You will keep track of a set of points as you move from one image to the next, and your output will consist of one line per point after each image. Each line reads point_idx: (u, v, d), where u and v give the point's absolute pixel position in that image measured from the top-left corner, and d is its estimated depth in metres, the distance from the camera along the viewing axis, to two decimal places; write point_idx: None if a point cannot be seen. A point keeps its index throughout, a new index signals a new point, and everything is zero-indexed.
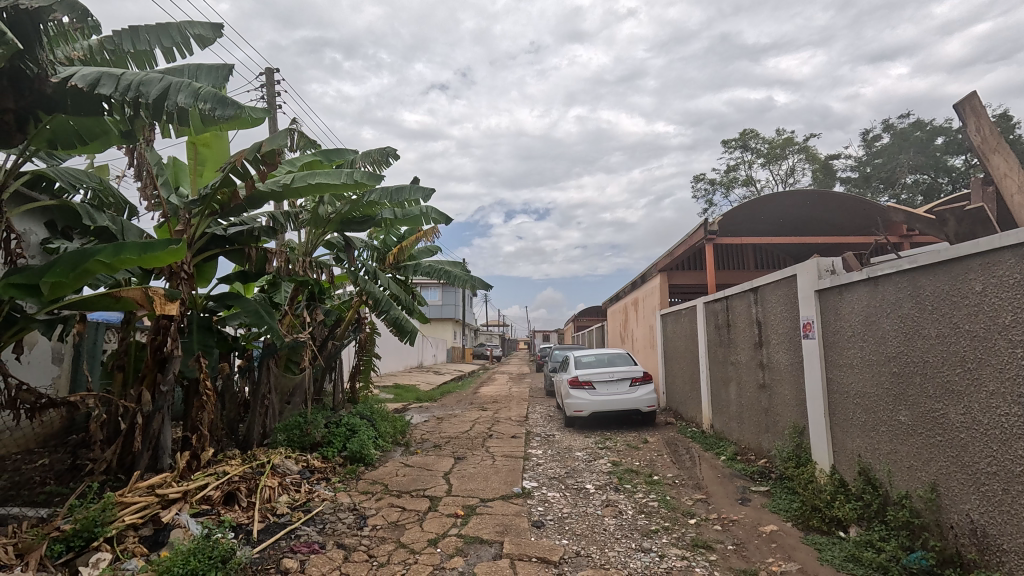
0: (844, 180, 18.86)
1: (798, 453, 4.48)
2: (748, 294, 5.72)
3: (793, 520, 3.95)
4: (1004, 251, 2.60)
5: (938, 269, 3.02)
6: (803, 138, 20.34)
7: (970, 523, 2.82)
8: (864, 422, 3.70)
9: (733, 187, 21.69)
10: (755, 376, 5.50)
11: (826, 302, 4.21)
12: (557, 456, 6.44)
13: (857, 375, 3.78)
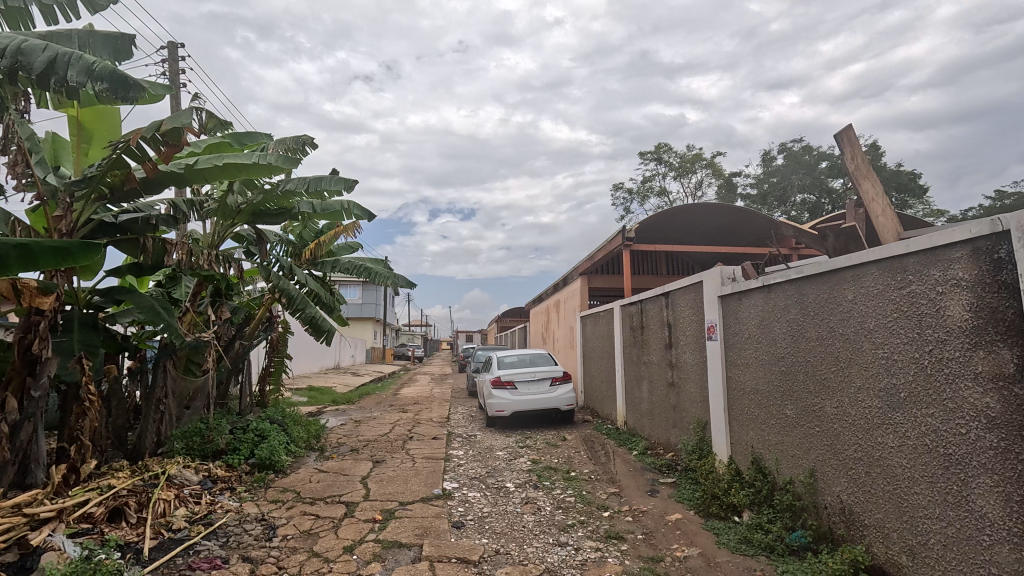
0: (744, 195, 20.61)
1: (700, 446, 4.86)
2: (660, 299, 6.10)
3: (695, 508, 4.27)
4: (870, 265, 3.00)
5: (819, 279, 3.41)
6: (710, 155, 22.01)
7: (839, 503, 3.21)
8: (756, 416, 4.09)
9: (648, 196, 22.98)
10: (664, 375, 5.89)
11: (728, 309, 4.58)
12: (478, 456, 6.47)
13: (752, 373, 4.17)
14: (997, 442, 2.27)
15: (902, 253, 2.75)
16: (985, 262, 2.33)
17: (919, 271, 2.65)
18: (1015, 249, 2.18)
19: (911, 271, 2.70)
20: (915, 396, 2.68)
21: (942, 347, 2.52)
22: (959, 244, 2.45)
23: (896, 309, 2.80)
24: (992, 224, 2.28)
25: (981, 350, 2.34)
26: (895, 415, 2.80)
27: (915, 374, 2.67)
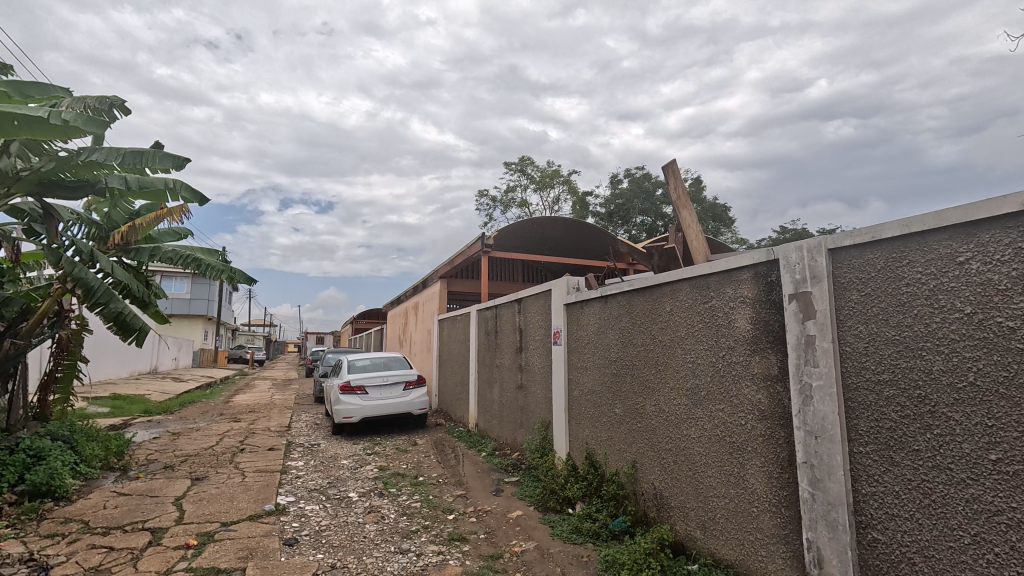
0: (594, 213, 22.53)
1: (543, 445, 5.17)
2: (514, 305, 6.37)
3: (535, 504, 4.52)
4: (683, 282, 3.49)
5: (645, 292, 3.87)
6: (567, 173, 23.67)
7: (653, 490, 3.66)
8: (591, 415, 4.48)
9: (510, 206, 23.90)
10: (514, 378, 6.15)
11: (572, 317, 4.95)
12: (320, 466, 6.07)
13: (589, 375, 4.56)
14: (765, 430, 2.80)
15: (706, 272, 3.25)
16: (762, 284, 2.86)
17: (718, 288, 3.16)
18: (782, 274, 2.72)
19: (712, 288, 3.21)
20: (711, 394, 3.18)
21: (732, 352, 3.04)
22: (745, 268, 2.97)
23: (700, 319, 3.30)
24: (767, 253, 2.81)
25: (757, 355, 2.87)
26: (696, 410, 3.29)
27: (712, 375, 3.18)
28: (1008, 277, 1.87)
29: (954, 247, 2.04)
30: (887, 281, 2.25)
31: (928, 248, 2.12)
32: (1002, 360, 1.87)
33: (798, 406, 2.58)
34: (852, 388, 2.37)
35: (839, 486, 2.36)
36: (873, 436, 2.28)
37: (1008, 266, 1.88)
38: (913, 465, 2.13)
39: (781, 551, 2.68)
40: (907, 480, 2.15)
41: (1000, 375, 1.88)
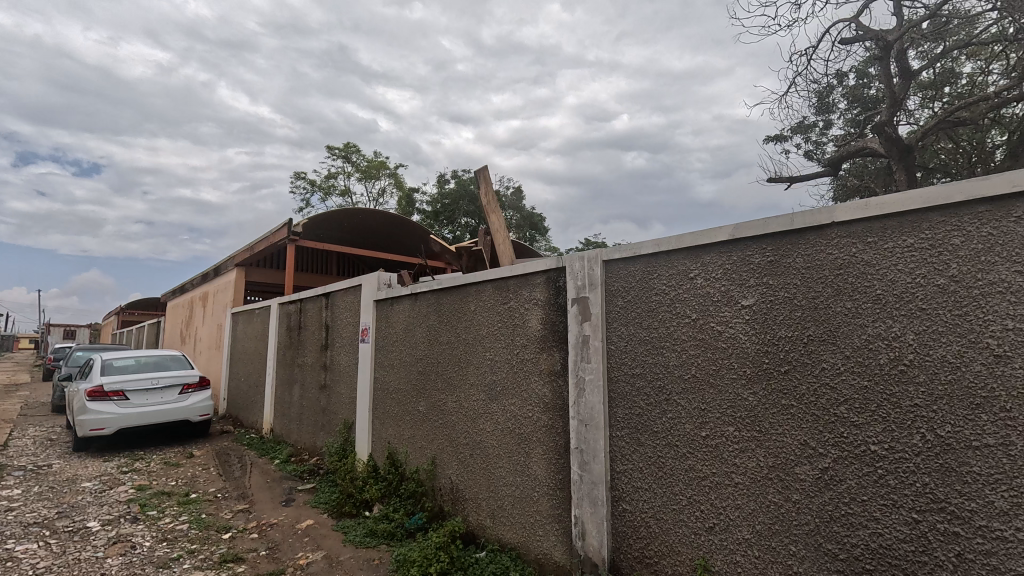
0: (420, 210, 22.39)
1: (343, 447, 4.92)
2: (320, 299, 5.95)
3: (329, 511, 4.29)
4: (487, 283, 3.71)
5: (452, 291, 4.00)
6: (394, 166, 23.08)
7: (449, 484, 3.81)
8: (394, 414, 4.43)
9: (331, 194, 22.34)
10: (316, 377, 5.74)
11: (380, 313, 4.83)
12: (47, 493, 4.82)
13: (394, 373, 4.50)
14: (548, 421, 3.17)
15: (507, 275, 3.53)
16: (552, 288, 3.23)
17: (516, 290, 3.47)
18: (568, 281, 3.11)
19: (512, 290, 3.51)
20: (506, 389, 3.46)
21: (525, 351, 3.37)
22: (540, 273, 3.33)
23: (500, 319, 3.56)
24: (558, 261, 3.19)
25: (545, 352, 3.24)
26: (492, 405, 3.55)
27: (507, 372, 3.47)
28: (718, 292, 2.46)
29: (686, 266, 2.60)
30: (642, 291, 2.77)
31: (670, 266, 2.66)
32: (712, 358, 2.45)
33: (574, 398, 2.98)
34: (615, 381, 2.84)
35: (600, 466, 2.80)
36: (627, 421, 2.76)
37: (717, 284, 2.47)
38: (653, 443, 2.64)
39: (554, 529, 3.06)
40: (648, 456, 2.66)
41: (710, 368, 2.45)
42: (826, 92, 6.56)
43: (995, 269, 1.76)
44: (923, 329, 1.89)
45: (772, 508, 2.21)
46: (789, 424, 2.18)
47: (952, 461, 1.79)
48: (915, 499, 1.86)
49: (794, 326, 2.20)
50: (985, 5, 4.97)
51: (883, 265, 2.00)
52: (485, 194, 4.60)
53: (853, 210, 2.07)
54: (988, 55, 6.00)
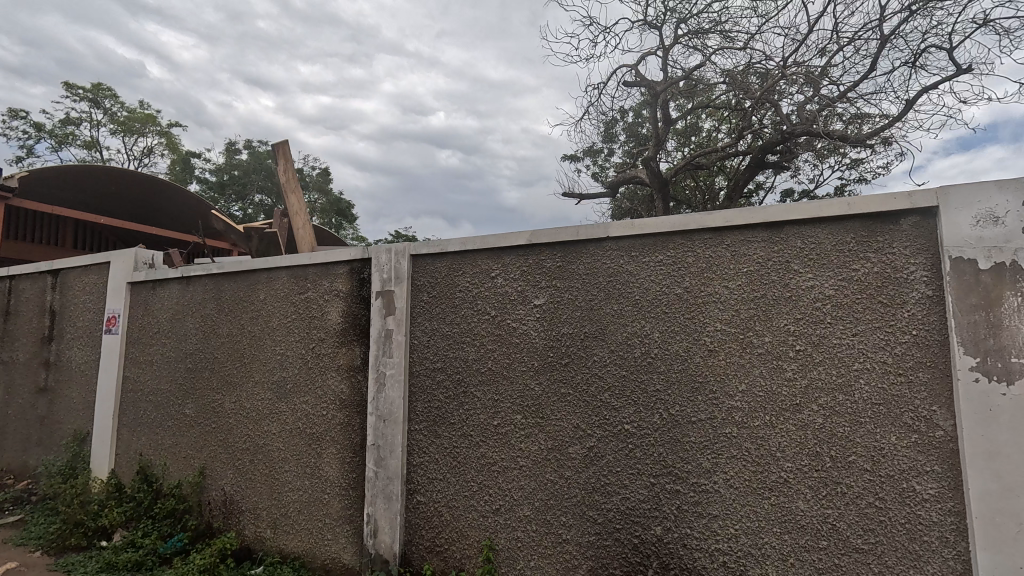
0: (201, 179, 19.12)
1: (73, 465, 3.95)
2: (44, 277, 4.63)
3: (45, 548, 3.42)
4: (281, 270, 3.36)
5: (236, 277, 3.53)
6: (167, 123, 19.25)
7: (222, 495, 3.37)
8: (151, 420, 3.73)
9: (69, 144, 17.54)
10: (33, 378, 4.46)
11: (137, 298, 3.98)
12: None
13: (153, 372, 3.78)
14: (343, 418, 3.02)
15: (305, 263, 3.25)
16: (355, 279, 3.10)
17: (315, 280, 3.23)
18: (372, 273, 3.01)
19: (310, 279, 3.25)
20: (298, 386, 3.20)
21: (321, 345, 3.16)
22: (343, 262, 3.15)
23: (295, 311, 3.27)
24: (363, 251, 3.06)
25: (343, 346, 3.08)
26: (280, 404, 3.24)
27: (300, 368, 3.21)
28: (515, 291, 2.67)
29: (488, 266, 2.75)
30: (447, 287, 2.84)
31: (475, 264, 2.78)
32: (507, 352, 2.65)
33: (373, 394, 2.90)
34: (415, 375, 2.86)
35: (396, 461, 2.78)
36: (425, 415, 2.80)
37: (514, 284, 2.68)
38: (449, 434, 2.73)
39: (344, 530, 2.94)
40: (445, 448, 2.73)
41: (504, 361, 2.65)
42: (610, 124, 7.62)
43: (712, 283, 2.28)
44: (665, 328, 2.34)
45: (549, 485, 2.49)
46: (566, 410, 2.49)
47: (677, 433, 2.27)
48: (653, 466, 2.30)
49: (574, 324, 2.52)
50: (719, 78, 6.37)
51: (643, 275, 2.42)
52: (285, 171, 4.14)
53: (624, 228, 2.45)
54: (720, 117, 7.73)
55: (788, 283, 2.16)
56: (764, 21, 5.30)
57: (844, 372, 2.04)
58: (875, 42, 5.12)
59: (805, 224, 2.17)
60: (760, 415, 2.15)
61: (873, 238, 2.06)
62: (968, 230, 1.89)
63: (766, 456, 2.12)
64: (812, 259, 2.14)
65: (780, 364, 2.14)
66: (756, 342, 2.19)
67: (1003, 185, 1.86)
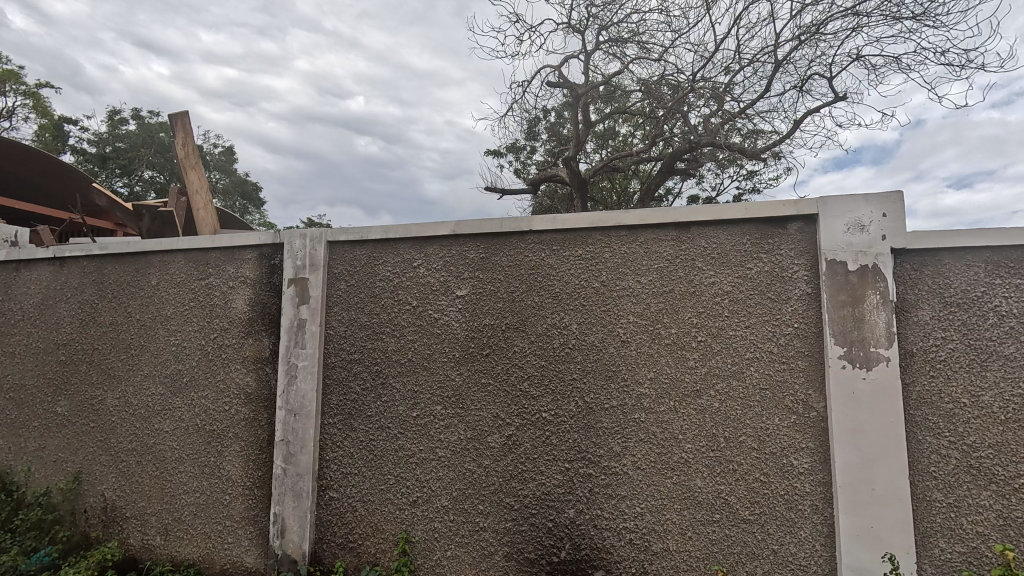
0: (77, 150, 16.85)
1: None
2: None
3: None
4: (178, 253, 3.07)
5: (123, 260, 3.17)
6: (33, 82, 16.72)
7: (102, 502, 3.04)
8: (13, 421, 3.27)
9: None
10: None
11: None
12: None
13: (15, 365, 3.30)
14: (248, 414, 2.83)
15: (207, 247, 3.00)
16: (265, 266, 2.91)
17: (218, 266, 2.99)
18: (285, 259, 2.84)
19: (212, 264, 3.01)
20: (196, 380, 2.95)
21: (224, 336, 2.93)
22: (251, 248, 2.95)
23: (194, 298, 3.01)
24: (274, 236, 2.88)
25: (250, 337, 2.88)
26: (174, 400, 2.97)
27: (198, 360, 2.96)
28: (437, 282, 2.65)
29: (410, 255, 2.70)
30: (366, 275, 2.76)
31: (396, 253, 2.72)
32: (428, 343, 2.62)
33: (283, 387, 2.74)
34: (330, 367, 2.74)
35: (308, 457, 2.65)
36: (340, 408, 2.70)
37: (437, 274, 2.66)
38: (365, 427, 2.66)
39: (248, 532, 2.77)
40: (360, 441, 2.66)
41: (425, 352, 2.62)
42: (533, 122, 7.76)
43: (626, 278, 2.41)
44: (583, 320, 2.44)
45: (468, 475, 2.51)
46: (485, 400, 2.51)
47: (591, 420, 2.38)
48: (568, 452, 2.39)
49: (496, 316, 2.55)
50: (636, 86, 6.70)
51: (563, 268, 2.50)
52: (185, 146, 3.78)
53: (546, 222, 2.52)
54: (635, 122, 8.13)
55: (692, 279, 2.34)
56: (678, 35, 5.65)
57: (738, 360, 2.26)
58: (771, 65, 5.64)
59: (708, 226, 2.36)
60: (666, 401, 2.31)
61: (765, 240, 2.29)
62: (841, 236, 2.16)
63: (670, 439, 2.29)
64: (714, 258, 2.33)
65: (684, 354, 2.31)
66: (664, 334, 2.34)
67: (868, 198, 2.15)
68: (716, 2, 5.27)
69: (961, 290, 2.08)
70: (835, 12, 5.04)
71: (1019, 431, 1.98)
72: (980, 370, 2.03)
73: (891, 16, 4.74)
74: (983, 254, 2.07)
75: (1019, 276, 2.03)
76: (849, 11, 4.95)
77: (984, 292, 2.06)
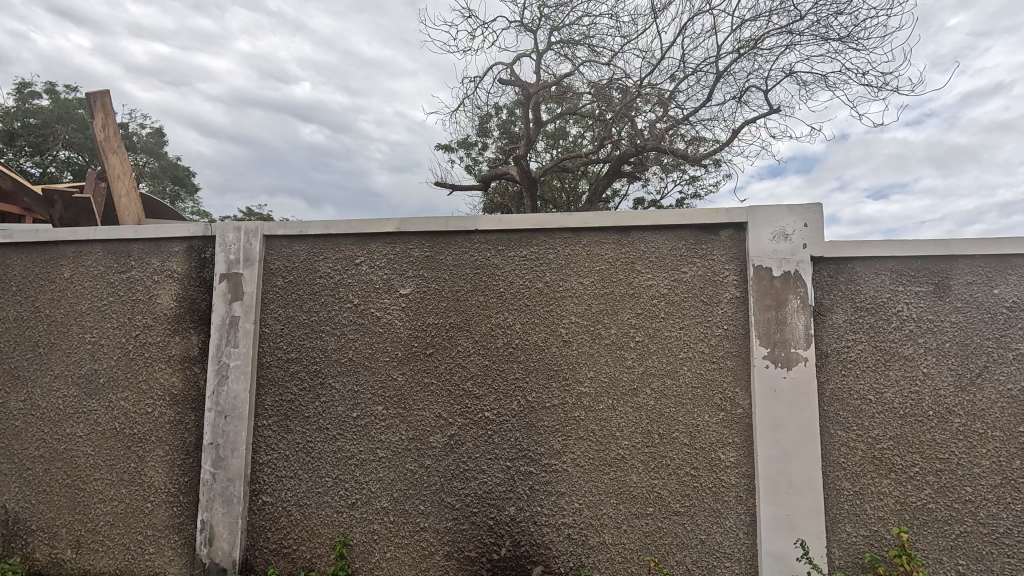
0: None
1: None
2: None
3: None
4: (95, 244, 2.85)
5: (31, 250, 2.90)
6: None
7: (4, 514, 2.77)
8: None
9: None
10: None
11: None
12: None
13: None
14: (173, 416, 2.67)
15: (129, 237, 2.80)
16: (194, 260, 2.75)
17: (141, 258, 2.80)
18: (216, 253, 2.69)
19: (134, 257, 2.80)
20: (115, 381, 2.75)
21: (147, 333, 2.75)
22: (179, 240, 2.77)
23: (113, 292, 2.80)
24: (205, 229, 2.73)
25: (177, 336, 2.72)
26: (89, 402, 2.76)
27: (117, 358, 2.76)
28: (380, 280, 2.60)
29: (352, 252, 2.64)
30: (305, 272, 2.66)
31: (338, 249, 2.64)
32: (370, 341, 2.57)
33: (212, 387, 2.60)
34: (265, 366, 2.63)
35: (240, 461, 2.54)
36: (276, 409, 2.60)
37: (380, 272, 2.61)
38: (302, 429, 2.57)
39: (172, 541, 2.61)
40: (296, 443, 2.57)
41: (366, 352, 2.57)
42: (484, 118, 7.74)
43: (569, 279, 2.46)
44: (526, 320, 2.47)
45: (409, 475, 2.48)
46: (428, 400, 2.49)
47: (533, 419, 2.42)
48: (509, 451, 2.42)
49: (440, 315, 2.53)
50: (586, 88, 6.82)
51: (507, 268, 2.52)
52: (105, 128, 3.51)
53: (492, 222, 2.52)
54: (585, 124, 8.29)
55: (632, 282, 2.42)
56: (626, 41, 5.80)
57: (673, 360, 2.36)
58: (712, 76, 5.91)
59: (648, 230, 2.44)
60: (604, 399, 2.38)
61: (700, 246, 2.40)
62: (768, 244, 2.30)
63: (607, 436, 2.36)
64: (652, 261, 2.42)
65: (622, 354, 2.39)
66: (604, 334, 2.41)
67: (792, 208, 2.30)
68: (662, 12, 5.46)
69: (870, 296, 2.27)
70: (771, 29, 5.34)
71: (916, 424, 2.19)
72: (884, 369, 2.23)
73: (820, 36, 5.07)
74: (889, 263, 2.27)
75: (919, 283, 2.24)
76: (783, 29, 5.26)
77: (889, 298, 2.25)
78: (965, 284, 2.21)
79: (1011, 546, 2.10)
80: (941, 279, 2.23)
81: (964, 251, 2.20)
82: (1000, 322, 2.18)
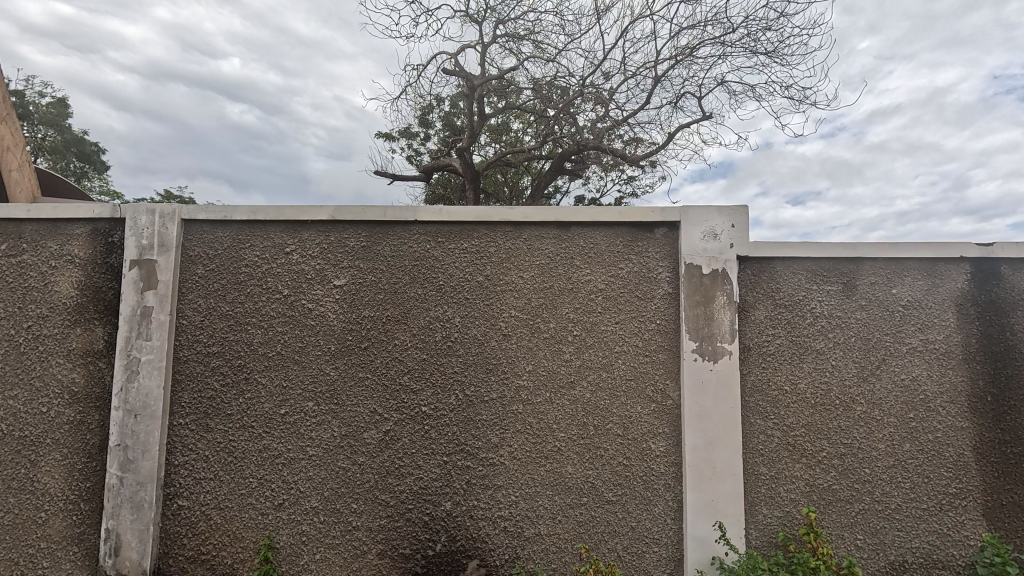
0: None
1: None
2: None
3: None
4: None
5: None
6: None
7: None
8: None
9: None
10: None
11: None
12: None
13: None
14: (73, 416, 2.42)
15: (20, 218, 2.49)
16: (101, 244, 2.50)
17: (36, 241, 2.50)
18: (127, 237, 2.46)
19: (26, 239, 2.50)
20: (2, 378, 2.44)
21: (42, 324, 2.46)
22: (82, 222, 2.51)
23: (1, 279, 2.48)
24: (112, 210, 2.48)
25: (79, 327, 2.46)
26: None
27: (5, 353, 2.45)
28: (312, 270, 2.48)
29: (282, 240, 2.49)
30: (229, 260, 2.49)
31: (265, 237, 2.49)
32: (300, 334, 2.44)
33: (120, 384, 2.38)
34: (182, 361, 2.44)
35: (152, 463, 2.34)
36: (193, 407, 2.42)
37: (312, 262, 2.48)
38: (223, 427, 2.41)
39: (71, 553, 2.37)
40: (217, 443, 2.40)
41: (296, 345, 2.44)
42: (426, 108, 7.58)
43: (509, 273, 2.46)
44: (465, 313, 2.44)
45: (341, 473, 2.39)
46: (363, 395, 2.41)
47: (470, 413, 2.40)
48: (446, 446, 2.39)
49: (377, 307, 2.45)
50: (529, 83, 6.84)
51: (448, 261, 2.47)
52: None
53: (432, 214, 2.47)
54: (528, 119, 8.32)
55: (571, 277, 2.45)
56: (570, 40, 5.88)
57: (608, 354, 2.42)
58: (651, 79, 6.09)
59: (587, 227, 2.48)
60: (541, 393, 2.40)
61: (635, 244, 2.47)
62: (699, 243, 2.40)
63: (545, 428, 2.39)
64: (591, 257, 2.46)
65: (560, 347, 2.42)
66: (543, 328, 2.43)
67: (721, 209, 2.42)
68: (605, 14, 5.57)
69: (788, 294, 2.43)
70: (706, 39, 5.59)
71: (825, 412, 2.37)
72: (798, 362, 2.40)
73: (750, 50, 5.37)
74: (805, 264, 2.44)
75: (830, 283, 2.42)
76: (717, 40, 5.52)
77: (805, 296, 2.43)
78: (869, 284, 2.42)
79: (900, 520, 2.34)
80: (848, 279, 2.43)
81: (868, 254, 2.40)
82: (896, 318, 2.40)
